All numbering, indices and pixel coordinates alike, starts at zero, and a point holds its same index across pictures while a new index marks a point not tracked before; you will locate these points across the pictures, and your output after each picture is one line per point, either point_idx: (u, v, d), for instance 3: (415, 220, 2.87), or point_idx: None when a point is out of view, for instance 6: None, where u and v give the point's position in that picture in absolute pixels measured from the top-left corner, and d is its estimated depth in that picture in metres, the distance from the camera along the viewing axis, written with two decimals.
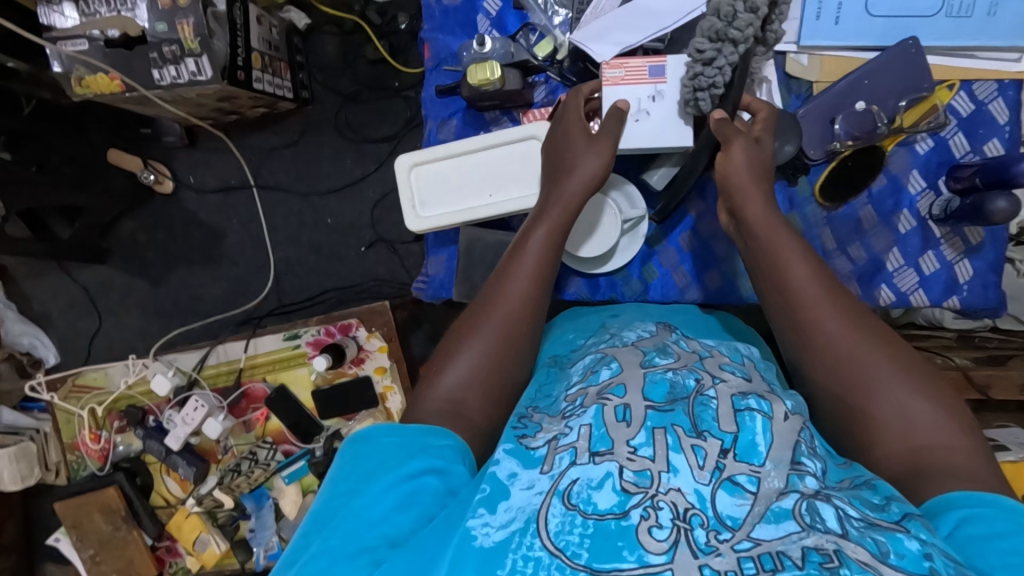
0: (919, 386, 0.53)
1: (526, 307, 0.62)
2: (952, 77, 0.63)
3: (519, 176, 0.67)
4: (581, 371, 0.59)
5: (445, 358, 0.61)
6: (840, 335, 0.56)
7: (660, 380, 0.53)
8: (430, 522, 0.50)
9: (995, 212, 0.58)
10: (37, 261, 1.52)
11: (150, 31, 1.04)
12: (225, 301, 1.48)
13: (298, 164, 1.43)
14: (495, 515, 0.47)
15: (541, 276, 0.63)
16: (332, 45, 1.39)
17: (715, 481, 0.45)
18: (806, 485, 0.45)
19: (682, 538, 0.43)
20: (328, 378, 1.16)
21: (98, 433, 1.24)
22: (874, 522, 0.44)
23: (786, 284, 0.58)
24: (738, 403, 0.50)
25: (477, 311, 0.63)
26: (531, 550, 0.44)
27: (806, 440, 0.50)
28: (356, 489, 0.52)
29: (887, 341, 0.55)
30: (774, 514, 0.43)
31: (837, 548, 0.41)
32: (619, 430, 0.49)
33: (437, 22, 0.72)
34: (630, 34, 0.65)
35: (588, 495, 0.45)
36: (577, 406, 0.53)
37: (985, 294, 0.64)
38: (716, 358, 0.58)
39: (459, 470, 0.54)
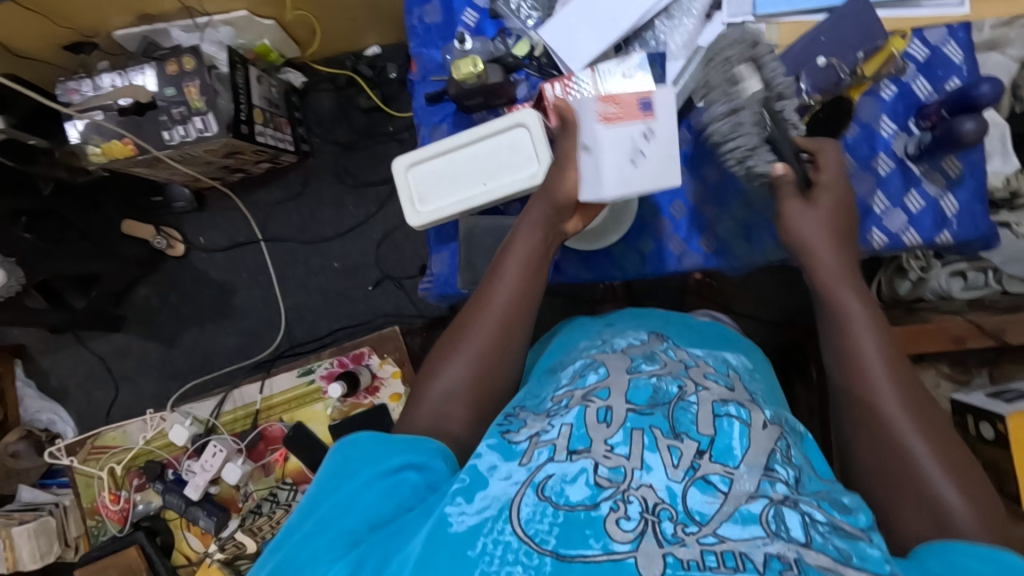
0: (949, 454, 0.53)
1: (509, 320, 0.63)
2: (903, 27, 0.68)
3: (508, 162, 0.70)
4: (569, 374, 0.60)
5: (442, 360, 0.63)
6: (886, 389, 0.57)
7: (643, 385, 0.53)
8: (410, 512, 0.51)
9: (965, 134, 0.60)
10: (54, 337, 1.54)
11: (160, 95, 1.12)
12: (239, 355, 1.50)
13: (302, 214, 1.49)
14: (471, 502, 0.47)
15: (523, 295, 0.64)
16: (328, 100, 1.47)
17: (688, 479, 0.46)
18: (775, 491, 0.46)
19: (648, 530, 0.44)
20: (344, 410, 1.16)
21: (118, 494, 1.22)
22: (839, 527, 0.46)
23: (844, 331, 0.61)
24: (717, 409, 0.52)
25: (467, 317, 0.64)
26: (502, 535, 0.45)
27: (782, 449, 0.51)
28: (353, 469, 0.54)
29: (923, 406, 0.56)
30: (741, 516, 0.44)
31: (799, 557, 0.42)
32: (597, 430, 0.50)
33: (421, 39, 0.78)
34: (593, 29, 0.71)
35: (561, 488, 0.46)
36: (562, 407, 0.54)
37: (975, 225, 0.66)
38: (702, 368, 0.59)
39: (440, 466, 0.54)
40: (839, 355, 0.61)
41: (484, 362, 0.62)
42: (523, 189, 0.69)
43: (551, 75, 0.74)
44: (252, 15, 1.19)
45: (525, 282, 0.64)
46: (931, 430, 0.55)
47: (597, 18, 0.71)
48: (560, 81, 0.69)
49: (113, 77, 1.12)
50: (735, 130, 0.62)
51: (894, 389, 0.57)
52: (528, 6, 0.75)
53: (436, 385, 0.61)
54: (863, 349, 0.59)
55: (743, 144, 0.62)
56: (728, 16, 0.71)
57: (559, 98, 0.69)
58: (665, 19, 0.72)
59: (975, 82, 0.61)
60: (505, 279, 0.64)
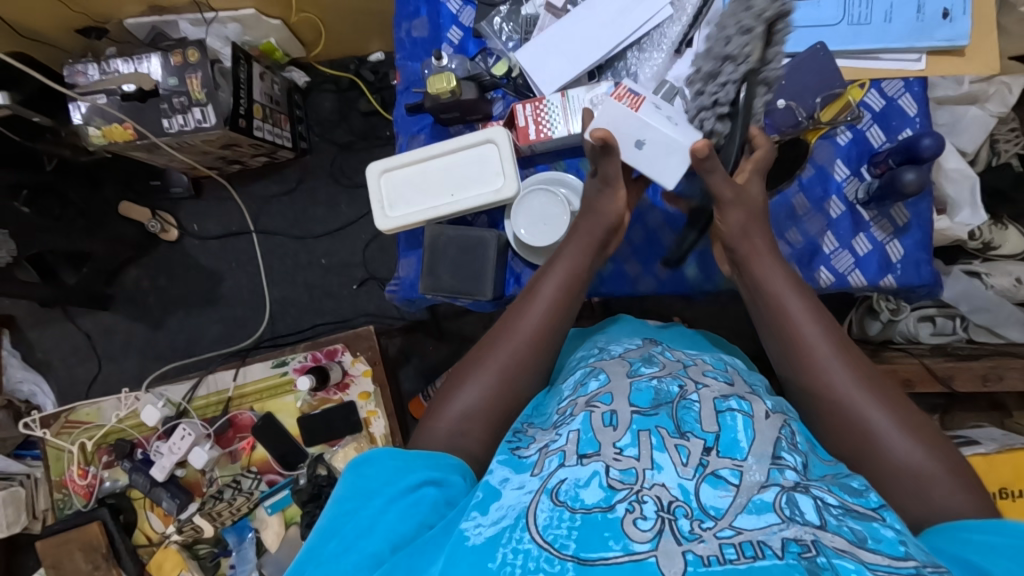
0: (930, 444, 0.53)
1: (537, 339, 0.64)
2: (862, 77, 0.72)
3: (477, 177, 0.74)
4: (570, 385, 0.61)
5: (454, 386, 0.63)
6: (851, 395, 0.56)
7: (645, 387, 0.55)
8: (431, 530, 0.51)
9: (906, 184, 0.65)
10: (43, 310, 1.56)
11: (162, 84, 1.15)
12: (221, 342, 1.52)
13: (295, 210, 1.51)
14: (486, 515, 0.47)
15: (558, 316, 0.65)
16: (329, 101, 1.50)
17: (699, 475, 0.46)
18: (786, 478, 0.46)
19: (666, 528, 0.43)
20: (314, 403, 1.19)
21: (86, 469, 1.24)
22: (851, 509, 0.46)
23: (791, 327, 0.61)
24: (719, 404, 0.52)
25: (492, 340, 0.65)
26: (521, 543, 0.43)
27: (787, 437, 0.51)
28: (370, 492, 0.53)
29: (894, 399, 0.56)
30: (755, 506, 0.44)
31: (816, 539, 0.42)
32: (604, 433, 0.50)
33: (407, 52, 0.82)
34: (566, 55, 0.74)
35: (575, 492, 0.46)
36: (567, 416, 0.55)
37: (917, 272, 0.70)
38: (700, 366, 0.60)
39: (456, 480, 0.55)
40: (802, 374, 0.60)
41: (507, 380, 0.62)
42: (488, 203, 0.73)
43: (526, 96, 0.78)
44: (259, 14, 1.23)
45: (557, 309, 0.66)
46: (886, 400, 0.56)
47: (572, 46, 0.74)
48: (531, 103, 0.73)
49: (120, 63, 1.16)
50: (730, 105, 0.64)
51: (843, 370, 0.58)
52: (510, 28, 0.78)
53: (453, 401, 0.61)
54: (818, 356, 0.59)
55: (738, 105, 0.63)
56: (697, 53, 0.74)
57: (530, 118, 0.73)
58: (636, 52, 0.75)
59: (917, 137, 0.66)
60: (539, 304, 0.65)
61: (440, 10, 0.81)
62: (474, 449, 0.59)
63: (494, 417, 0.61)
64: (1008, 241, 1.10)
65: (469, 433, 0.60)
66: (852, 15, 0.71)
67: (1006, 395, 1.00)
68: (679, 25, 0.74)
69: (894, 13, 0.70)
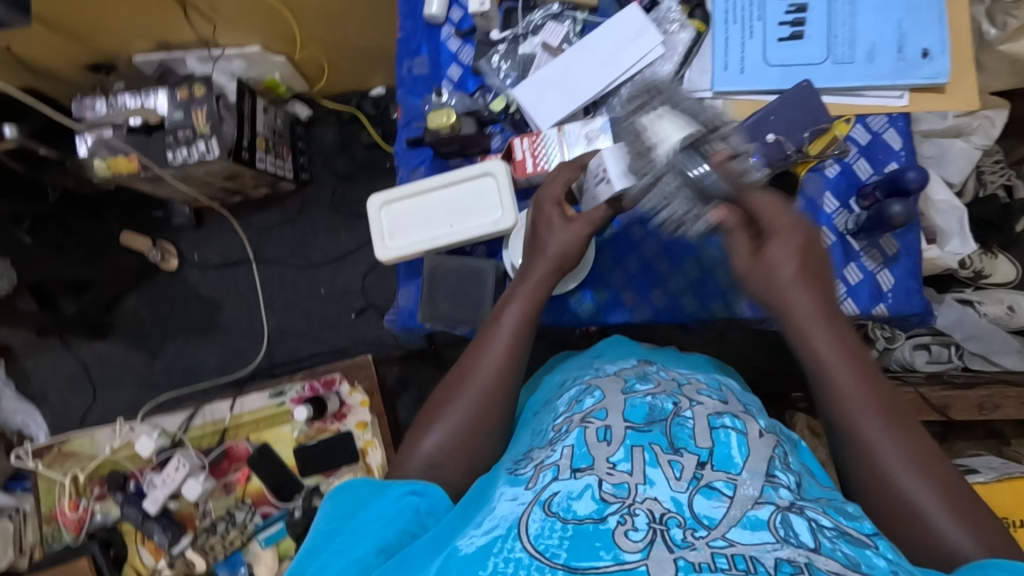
0: (943, 473, 0.52)
1: (501, 378, 0.63)
2: (847, 113, 0.74)
3: (475, 208, 0.76)
4: (566, 402, 0.61)
5: (424, 428, 0.62)
6: (869, 426, 0.54)
7: (639, 403, 0.55)
8: (415, 539, 0.51)
9: (894, 216, 0.67)
10: (40, 339, 1.56)
11: (168, 118, 1.18)
12: (218, 372, 1.52)
13: (295, 239, 1.53)
14: (480, 527, 0.48)
15: (514, 357, 0.64)
16: (331, 133, 1.53)
17: (692, 488, 0.46)
18: (780, 497, 0.47)
19: (657, 538, 0.43)
20: (311, 434, 1.18)
21: (77, 502, 1.21)
22: (845, 532, 0.46)
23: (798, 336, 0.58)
24: (713, 422, 0.53)
25: (453, 382, 0.64)
26: (512, 552, 0.44)
27: (780, 456, 0.52)
28: (351, 511, 0.54)
29: (921, 447, 0.53)
30: (749, 522, 0.44)
31: (808, 561, 0.41)
32: (599, 448, 0.50)
33: (408, 87, 0.84)
34: (563, 92, 0.77)
35: (567, 504, 0.46)
36: (562, 432, 0.55)
37: (909, 300, 0.72)
38: (694, 385, 0.61)
39: (436, 489, 0.55)
40: (830, 400, 0.56)
41: (485, 412, 0.62)
42: (486, 233, 0.75)
43: (524, 130, 0.80)
44: (265, 51, 1.27)
45: (513, 342, 0.65)
46: (894, 419, 0.54)
47: (568, 83, 0.77)
48: (529, 138, 0.75)
49: (127, 97, 1.18)
50: (666, 196, 0.65)
51: (855, 385, 0.55)
52: (507, 67, 0.82)
53: (430, 436, 0.61)
54: (848, 391, 0.55)
55: (674, 212, 0.65)
56: (689, 90, 0.77)
57: (527, 151, 0.75)
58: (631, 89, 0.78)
59: (902, 170, 0.69)
60: (501, 339, 0.65)
61: (441, 48, 0.84)
62: (469, 474, 0.60)
63: (490, 443, 0.62)
64: (999, 269, 1.14)
65: (462, 460, 0.60)
66: (836, 55, 0.74)
67: (1002, 423, 1.01)
68: (671, 63, 0.77)
69: (876, 53, 0.73)
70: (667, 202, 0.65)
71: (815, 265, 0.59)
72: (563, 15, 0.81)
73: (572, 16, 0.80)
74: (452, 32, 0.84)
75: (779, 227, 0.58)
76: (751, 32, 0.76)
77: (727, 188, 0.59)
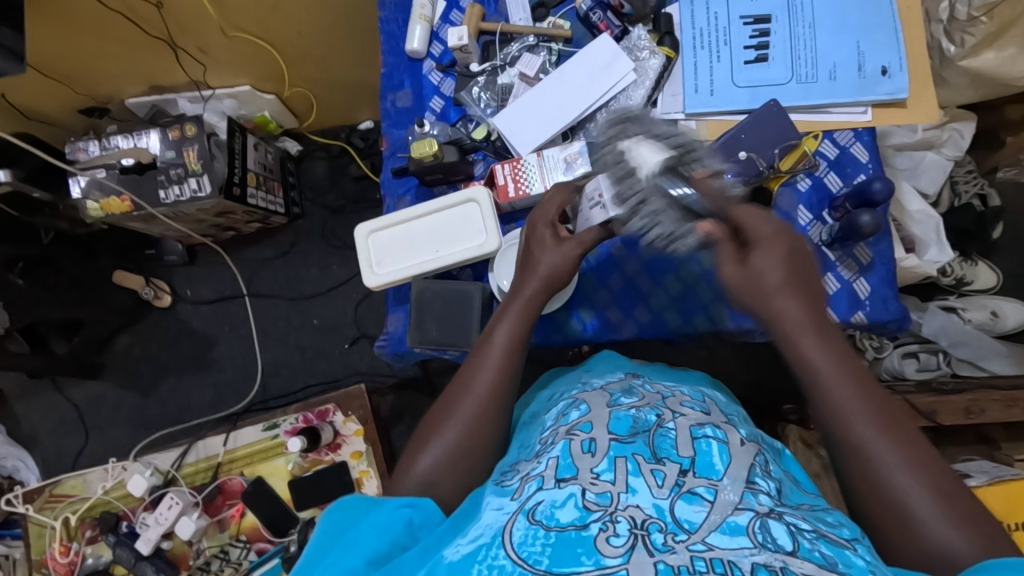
0: (935, 475, 0.52)
1: (492, 398, 0.64)
2: (815, 129, 0.77)
3: (461, 233, 0.77)
4: (554, 416, 0.62)
5: (417, 448, 0.63)
6: (865, 429, 0.54)
7: (623, 416, 0.56)
8: (405, 551, 0.52)
9: (863, 225, 0.69)
10: (31, 383, 1.55)
11: (161, 157, 1.20)
12: (211, 408, 1.51)
13: (287, 272, 1.54)
14: (466, 536, 0.48)
15: (505, 376, 0.65)
16: (321, 167, 1.56)
17: (674, 495, 0.47)
18: (759, 502, 0.47)
19: (638, 543, 0.43)
20: (305, 466, 1.18)
21: (67, 546, 1.19)
22: (824, 534, 0.46)
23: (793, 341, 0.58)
24: (695, 432, 0.54)
25: (448, 401, 0.65)
26: (496, 559, 0.44)
27: (761, 464, 0.53)
28: (345, 527, 0.54)
29: (915, 451, 0.53)
30: (728, 527, 0.44)
31: (785, 565, 0.41)
32: (583, 459, 0.51)
33: (392, 120, 0.87)
34: (542, 119, 0.80)
35: (551, 512, 0.47)
36: (548, 444, 0.56)
37: (885, 307, 0.74)
38: (677, 397, 0.62)
39: (428, 502, 0.56)
40: (823, 407, 0.56)
41: (472, 437, 0.62)
42: (471, 257, 0.77)
43: (505, 157, 0.82)
44: (254, 90, 1.31)
45: (506, 361, 0.66)
46: (886, 420, 0.54)
47: (545, 111, 0.80)
48: (509, 164, 0.78)
49: (120, 139, 1.21)
50: (653, 217, 0.65)
51: (849, 387, 0.55)
52: (487, 97, 0.84)
53: (419, 459, 0.61)
54: (839, 397, 0.55)
55: (661, 231, 0.65)
56: (663, 113, 0.80)
57: (508, 177, 0.77)
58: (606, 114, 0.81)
59: (869, 180, 0.71)
60: (490, 359, 0.65)
61: (423, 82, 0.88)
62: (459, 490, 0.60)
63: (479, 460, 0.62)
64: (981, 276, 1.17)
65: (450, 477, 0.60)
66: (800, 75, 0.77)
67: (992, 427, 1.02)
68: (643, 89, 0.80)
69: (838, 72, 0.76)
70: (655, 219, 0.64)
71: (802, 274, 0.59)
72: (539, 46, 0.84)
73: (548, 47, 0.84)
74: (433, 66, 0.87)
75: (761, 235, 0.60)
76: (717, 57, 0.79)
77: (711, 204, 0.62)
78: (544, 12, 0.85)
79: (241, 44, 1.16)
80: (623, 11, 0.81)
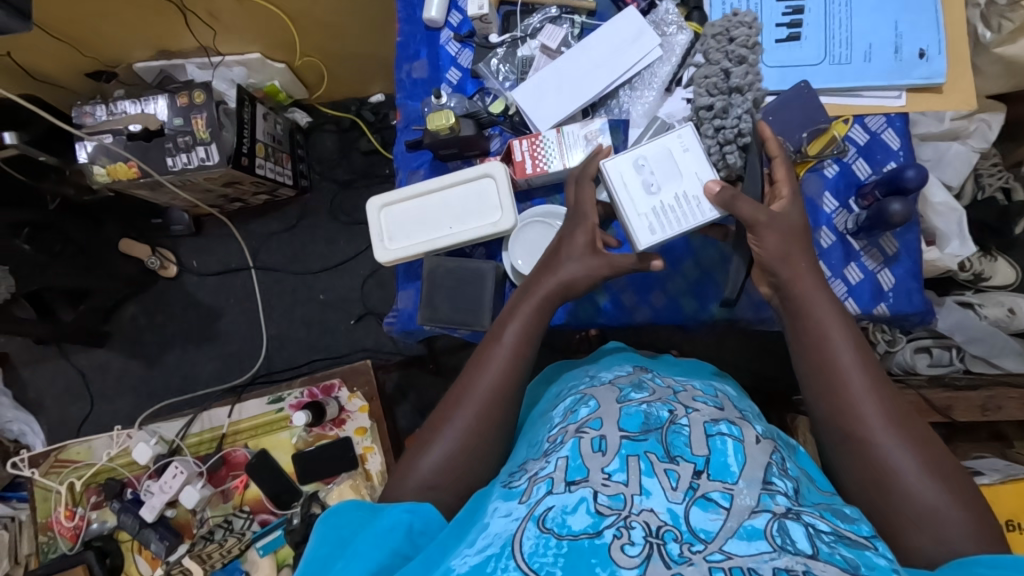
0: (923, 448, 0.54)
1: (501, 394, 0.63)
2: (845, 113, 0.75)
3: (476, 210, 0.76)
4: (560, 414, 0.61)
5: (420, 449, 0.62)
6: (862, 398, 0.57)
7: (634, 412, 0.55)
8: (407, 561, 0.51)
9: (893, 214, 0.67)
10: (37, 349, 1.55)
11: (168, 124, 1.18)
12: (216, 380, 1.51)
13: (294, 246, 1.53)
14: (473, 546, 0.47)
15: (514, 371, 0.64)
16: (330, 140, 1.54)
17: (688, 499, 0.46)
18: (776, 503, 0.46)
19: (654, 553, 0.43)
20: (309, 440, 1.18)
21: (73, 510, 1.20)
22: (842, 536, 0.45)
23: (807, 311, 0.61)
24: (709, 429, 0.53)
25: (451, 401, 0.64)
26: (506, 572, 0.43)
27: (777, 463, 0.52)
28: (346, 538, 0.53)
29: (900, 410, 0.57)
30: (746, 531, 0.44)
31: (807, 568, 0.41)
32: (593, 458, 0.50)
33: (407, 91, 0.85)
34: (563, 92, 0.77)
35: (562, 519, 0.46)
36: (557, 443, 0.54)
37: (909, 299, 0.72)
38: (690, 392, 0.60)
39: (428, 507, 0.56)
40: (820, 375, 0.59)
41: (479, 426, 0.62)
42: (486, 236, 0.75)
43: (522, 132, 0.80)
44: (264, 58, 1.28)
45: (515, 359, 0.65)
46: (880, 394, 0.57)
47: (567, 85, 0.77)
48: (528, 139, 0.75)
49: (127, 104, 1.19)
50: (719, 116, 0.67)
51: (850, 359, 0.59)
52: (506, 69, 0.82)
53: (423, 460, 0.60)
54: (837, 354, 0.59)
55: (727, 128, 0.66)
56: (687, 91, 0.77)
57: (526, 153, 0.75)
58: (629, 91, 0.79)
59: (901, 168, 0.69)
60: (505, 351, 0.65)
61: (440, 52, 0.85)
62: (464, 473, 0.60)
63: (486, 446, 0.61)
64: (998, 272, 1.14)
65: (453, 459, 0.60)
66: (832, 56, 0.74)
67: (1005, 424, 1.01)
68: (669, 65, 0.78)
69: (872, 54, 0.74)
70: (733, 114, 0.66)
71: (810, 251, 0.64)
72: (561, 18, 0.81)
73: (571, 19, 0.81)
74: (450, 36, 0.84)
75: (783, 195, 0.65)
76: None
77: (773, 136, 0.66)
78: None
79: (252, 9, 1.12)
80: None
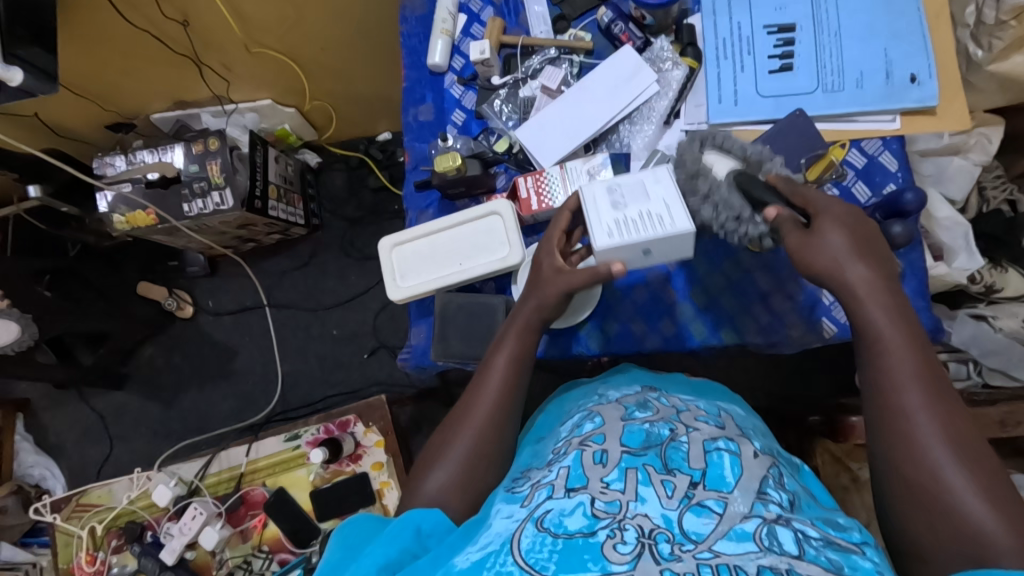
0: (967, 451, 0.51)
1: (497, 412, 0.64)
2: (841, 138, 0.76)
3: (484, 246, 0.78)
4: (568, 427, 0.62)
5: (429, 463, 0.63)
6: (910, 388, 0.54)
7: (636, 430, 0.55)
8: (416, 558, 0.52)
9: (895, 235, 0.68)
10: (58, 393, 1.58)
11: (184, 171, 1.22)
12: (233, 418, 1.53)
13: (307, 283, 1.55)
14: (476, 543, 0.48)
15: (513, 385, 0.66)
16: (340, 179, 1.57)
17: (683, 505, 0.47)
18: (768, 510, 0.46)
19: (645, 552, 0.43)
20: (327, 476, 1.18)
21: (94, 555, 1.21)
22: (832, 541, 0.46)
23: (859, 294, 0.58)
24: (707, 445, 0.53)
25: (456, 414, 0.66)
26: (504, 566, 0.44)
27: (774, 476, 0.52)
28: (359, 541, 0.54)
29: (951, 408, 0.53)
30: (736, 534, 0.44)
31: (791, 567, 0.42)
32: (593, 469, 0.51)
33: (414, 133, 0.88)
34: (564, 130, 0.80)
35: (559, 520, 0.46)
36: (560, 454, 0.56)
37: (919, 318, 0.72)
38: (692, 412, 0.61)
39: (437, 510, 0.56)
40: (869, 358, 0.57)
41: (486, 454, 0.62)
42: (494, 271, 0.77)
43: (527, 169, 0.83)
44: (275, 103, 1.32)
45: (513, 368, 0.67)
46: (933, 387, 0.54)
47: (568, 122, 0.80)
48: (532, 176, 0.78)
49: (145, 154, 1.23)
50: (717, 209, 0.65)
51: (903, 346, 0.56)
52: (509, 109, 0.85)
53: (430, 476, 0.61)
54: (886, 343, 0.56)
55: (729, 219, 0.64)
56: (686, 124, 0.80)
57: (532, 190, 0.77)
58: (628, 125, 0.81)
59: (900, 192, 0.70)
60: (495, 369, 0.66)
61: (444, 95, 0.88)
62: (476, 505, 0.60)
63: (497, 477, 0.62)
64: (1011, 283, 1.09)
65: (466, 488, 0.60)
66: (826, 84, 0.76)
67: None
68: (666, 99, 0.80)
69: (864, 80, 0.76)
70: (722, 208, 0.65)
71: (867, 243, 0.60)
72: (560, 59, 0.84)
73: (569, 59, 0.84)
74: (454, 79, 0.88)
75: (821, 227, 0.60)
76: (741, 66, 0.79)
77: (783, 188, 0.63)
78: (565, 25, 0.85)
79: (263, 59, 1.17)
80: (644, 22, 0.81)
